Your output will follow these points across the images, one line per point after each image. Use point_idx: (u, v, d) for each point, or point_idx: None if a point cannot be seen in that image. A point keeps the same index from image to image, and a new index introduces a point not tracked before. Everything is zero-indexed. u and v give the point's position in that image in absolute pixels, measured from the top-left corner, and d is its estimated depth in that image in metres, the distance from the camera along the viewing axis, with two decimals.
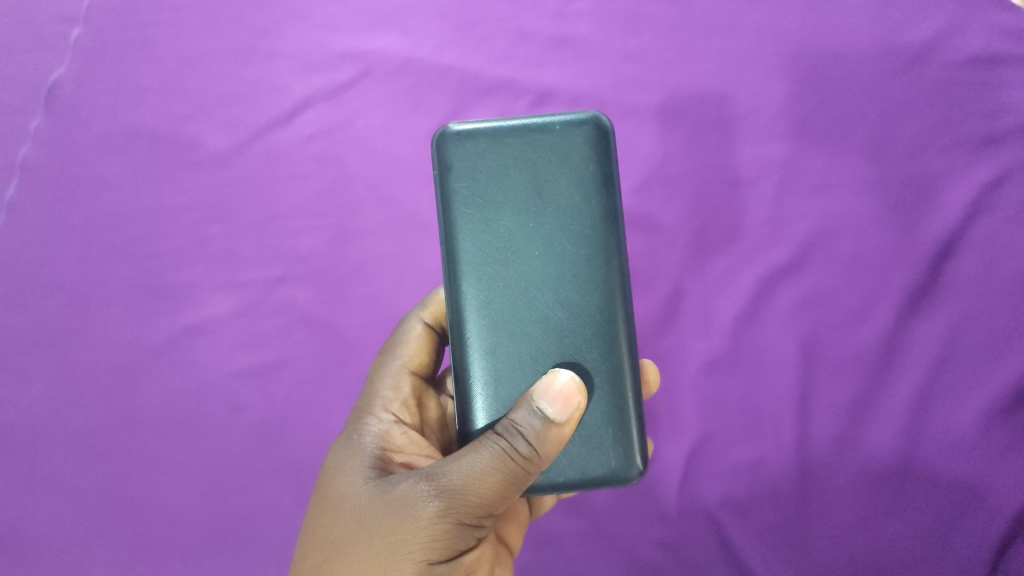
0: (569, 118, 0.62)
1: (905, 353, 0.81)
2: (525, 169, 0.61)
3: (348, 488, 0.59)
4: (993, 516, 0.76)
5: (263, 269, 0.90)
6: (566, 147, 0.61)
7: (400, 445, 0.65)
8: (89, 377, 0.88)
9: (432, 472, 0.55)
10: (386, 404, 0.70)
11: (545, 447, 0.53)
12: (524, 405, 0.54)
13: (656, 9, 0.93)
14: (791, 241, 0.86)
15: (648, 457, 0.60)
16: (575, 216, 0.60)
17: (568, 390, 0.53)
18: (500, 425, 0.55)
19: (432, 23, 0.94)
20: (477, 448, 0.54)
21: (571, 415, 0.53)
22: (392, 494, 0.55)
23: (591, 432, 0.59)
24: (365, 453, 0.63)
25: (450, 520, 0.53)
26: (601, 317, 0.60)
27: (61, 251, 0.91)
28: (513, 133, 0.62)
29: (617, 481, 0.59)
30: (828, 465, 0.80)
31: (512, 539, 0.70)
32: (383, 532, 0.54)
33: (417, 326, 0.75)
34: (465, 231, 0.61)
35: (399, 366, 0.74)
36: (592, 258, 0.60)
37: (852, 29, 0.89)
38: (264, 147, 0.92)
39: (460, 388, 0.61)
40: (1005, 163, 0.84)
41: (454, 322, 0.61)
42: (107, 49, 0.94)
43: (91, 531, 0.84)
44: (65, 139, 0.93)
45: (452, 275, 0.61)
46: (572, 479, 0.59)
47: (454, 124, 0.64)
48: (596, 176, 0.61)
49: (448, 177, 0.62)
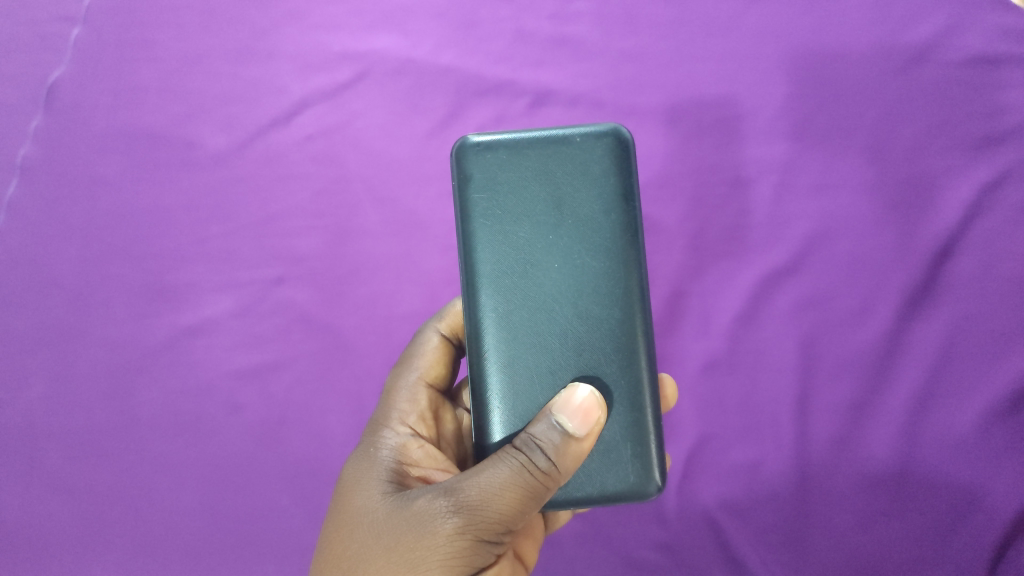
0: (589, 130, 0.62)
1: (905, 354, 0.82)
2: (545, 181, 0.61)
3: (365, 502, 0.59)
4: (992, 517, 0.77)
5: (261, 270, 0.89)
6: (586, 160, 0.61)
7: (417, 459, 0.66)
8: (89, 378, 0.87)
9: (450, 487, 0.55)
10: (403, 417, 0.70)
11: (564, 461, 0.54)
12: (543, 419, 0.55)
13: (658, 9, 0.92)
14: (790, 242, 0.86)
15: (666, 473, 0.61)
16: (594, 229, 0.60)
17: (588, 405, 0.54)
18: (519, 440, 0.55)
19: (432, 23, 0.94)
20: (497, 463, 0.55)
21: (591, 429, 0.54)
22: (411, 510, 0.56)
23: (609, 447, 0.60)
24: (382, 466, 0.64)
25: (469, 536, 0.53)
26: (620, 330, 0.60)
27: (60, 251, 0.90)
28: (533, 145, 0.62)
29: (634, 496, 0.59)
30: (827, 467, 0.81)
31: (528, 555, 0.70)
32: (401, 548, 0.54)
33: (433, 338, 0.75)
34: (483, 243, 0.61)
35: (416, 378, 0.74)
36: (612, 272, 0.60)
37: (853, 30, 0.89)
38: (262, 148, 0.91)
39: (477, 401, 0.61)
40: (1004, 164, 0.85)
41: (473, 334, 0.61)
42: (105, 48, 0.93)
43: (92, 532, 0.84)
44: (64, 138, 0.92)
45: (471, 287, 0.61)
46: (589, 495, 0.59)
47: (473, 136, 0.64)
48: (616, 189, 0.61)
49: (468, 188, 0.62)
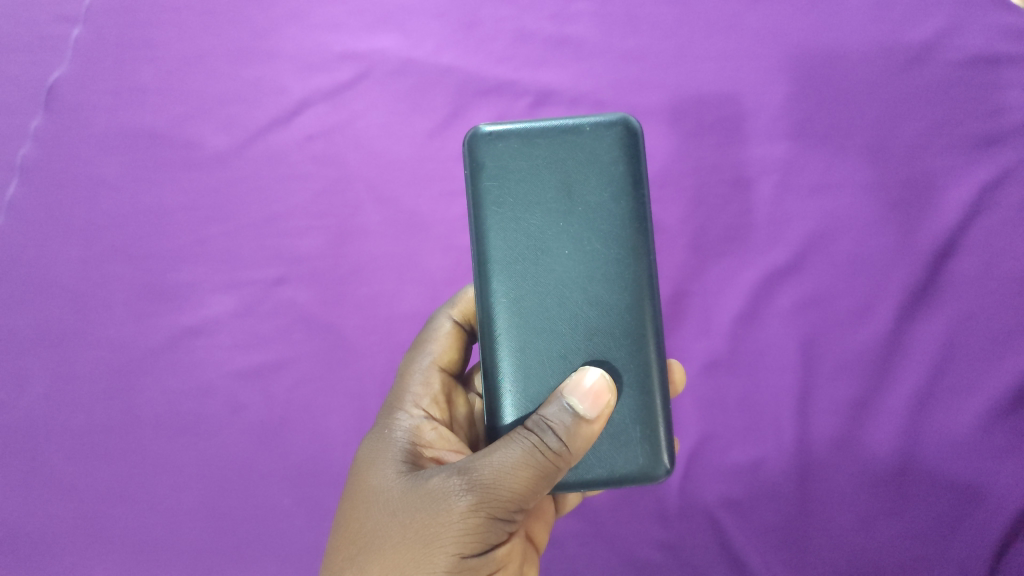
0: (599, 119, 0.62)
1: (906, 352, 0.82)
2: (556, 170, 0.61)
3: (380, 481, 0.60)
4: (994, 515, 0.77)
5: (263, 270, 0.89)
6: (596, 148, 0.61)
7: (430, 440, 0.66)
8: (89, 378, 0.87)
9: (463, 466, 0.55)
10: (416, 400, 0.70)
11: (575, 443, 0.54)
12: (555, 402, 0.55)
13: (658, 9, 0.93)
14: (791, 240, 0.86)
15: (675, 457, 0.61)
16: (604, 216, 0.61)
17: (598, 387, 0.54)
18: (531, 421, 0.55)
19: (432, 23, 0.94)
20: (509, 443, 0.55)
21: (601, 412, 0.54)
22: (425, 489, 0.56)
23: (618, 430, 0.60)
24: (396, 447, 0.64)
25: (481, 514, 0.53)
26: (629, 316, 0.60)
27: (60, 252, 0.89)
28: (544, 134, 0.62)
29: (643, 479, 0.59)
30: (829, 465, 0.81)
31: (537, 536, 0.69)
32: (415, 525, 0.54)
33: (445, 323, 0.75)
34: (495, 229, 0.61)
35: (428, 362, 0.74)
36: (621, 258, 0.60)
37: (852, 29, 0.90)
38: (263, 148, 0.91)
39: (489, 385, 0.61)
40: (1005, 163, 0.85)
41: (484, 320, 0.61)
42: (106, 49, 0.93)
43: (92, 532, 0.83)
44: (65, 138, 0.92)
45: (482, 273, 0.61)
46: (599, 477, 0.59)
47: (485, 125, 0.64)
48: (625, 177, 0.61)
49: (480, 177, 0.62)
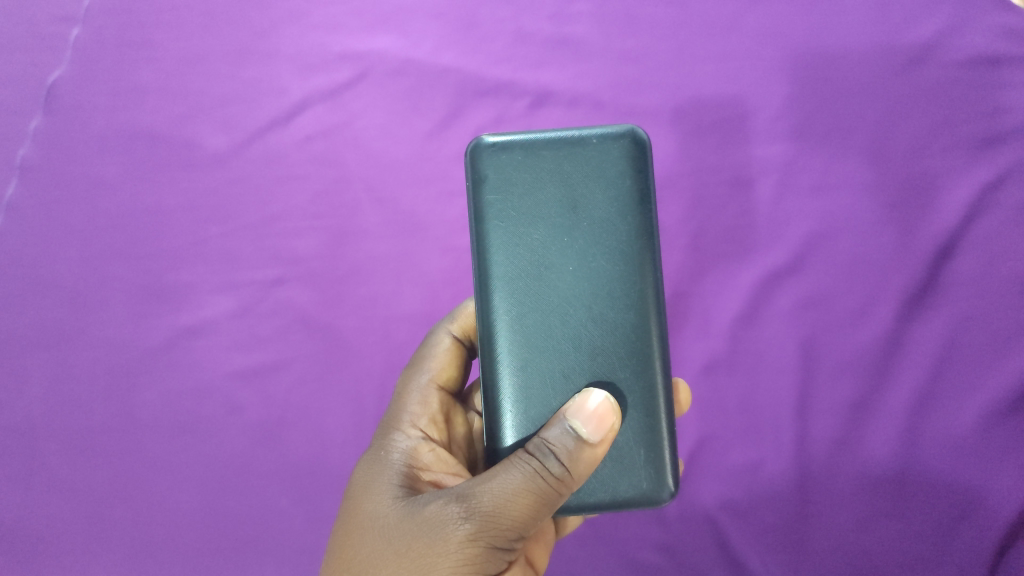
0: (605, 132, 0.62)
1: (906, 355, 0.82)
2: (561, 183, 0.61)
3: (376, 507, 0.59)
4: (993, 518, 0.77)
5: (261, 270, 0.89)
6: (602, 161, 0.61)
7: (428, 462, 0.65)
8: (88, 378, 0.87)
9: (463, 493, 0.55)
10: (414, 420, 0.70)
11: (578, 467, 0.54)
12: (557, 424, 0.55)
13: (656, 9, 0.92)
14: (790, 242, 0.86)
15: (679, 479, 0.61)
16: (610, 231, 0.60)
17: (602, 410, 0.54)
18: (533, 444, 0.55)
19: (431, 24, 0.93)
20: (510, 468, 0.55)
21: (605, 435, 0.54)
22: (423, 516, 0.56)
23: (622, 452, 0.60)
24: (393, 470, 0.64)
25: (481, 543, 0.53)
26: (634, 334, 0.60)
27: (59, 251, 0.89)
28: (550, 146, 0.62)
29: (647, 502, 0.60)
30: (828, 468, 0.81)
31: (539, 560, 0.68)
32: (412, 554, 0.54)
33: (445, 339, 0.76)
34: (497, 244, 0.61)
35: (427, 380, 0.74)
36: (626, 275, 0.60)
37: (851, 30, 0.90)
38: (263, 148, 0.91)
39: (490, 404, 0.61)
40: (1005, 164, 0.85)
41: (485, 337, 0.61)
42: (104, 49, 0.93)
43: (91, 532, 0.83)
44: (64, 138, 0.91)
45: (484, 289, 0.61)
46: (602, 500, 0.59)
47: (487, 137, 0.64)
48: (631, 191, 0.61)
49: (482, 190, 0.62)
